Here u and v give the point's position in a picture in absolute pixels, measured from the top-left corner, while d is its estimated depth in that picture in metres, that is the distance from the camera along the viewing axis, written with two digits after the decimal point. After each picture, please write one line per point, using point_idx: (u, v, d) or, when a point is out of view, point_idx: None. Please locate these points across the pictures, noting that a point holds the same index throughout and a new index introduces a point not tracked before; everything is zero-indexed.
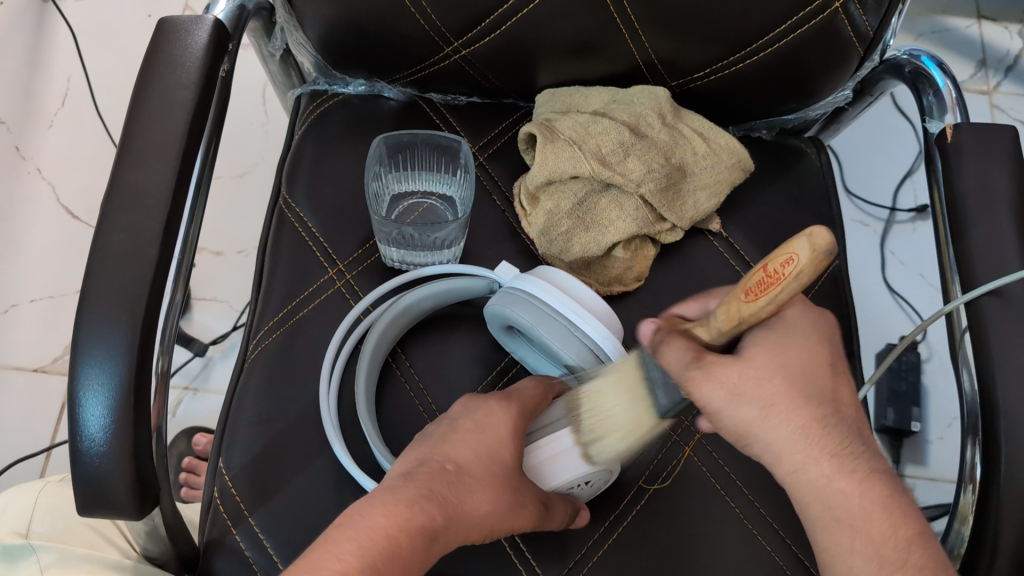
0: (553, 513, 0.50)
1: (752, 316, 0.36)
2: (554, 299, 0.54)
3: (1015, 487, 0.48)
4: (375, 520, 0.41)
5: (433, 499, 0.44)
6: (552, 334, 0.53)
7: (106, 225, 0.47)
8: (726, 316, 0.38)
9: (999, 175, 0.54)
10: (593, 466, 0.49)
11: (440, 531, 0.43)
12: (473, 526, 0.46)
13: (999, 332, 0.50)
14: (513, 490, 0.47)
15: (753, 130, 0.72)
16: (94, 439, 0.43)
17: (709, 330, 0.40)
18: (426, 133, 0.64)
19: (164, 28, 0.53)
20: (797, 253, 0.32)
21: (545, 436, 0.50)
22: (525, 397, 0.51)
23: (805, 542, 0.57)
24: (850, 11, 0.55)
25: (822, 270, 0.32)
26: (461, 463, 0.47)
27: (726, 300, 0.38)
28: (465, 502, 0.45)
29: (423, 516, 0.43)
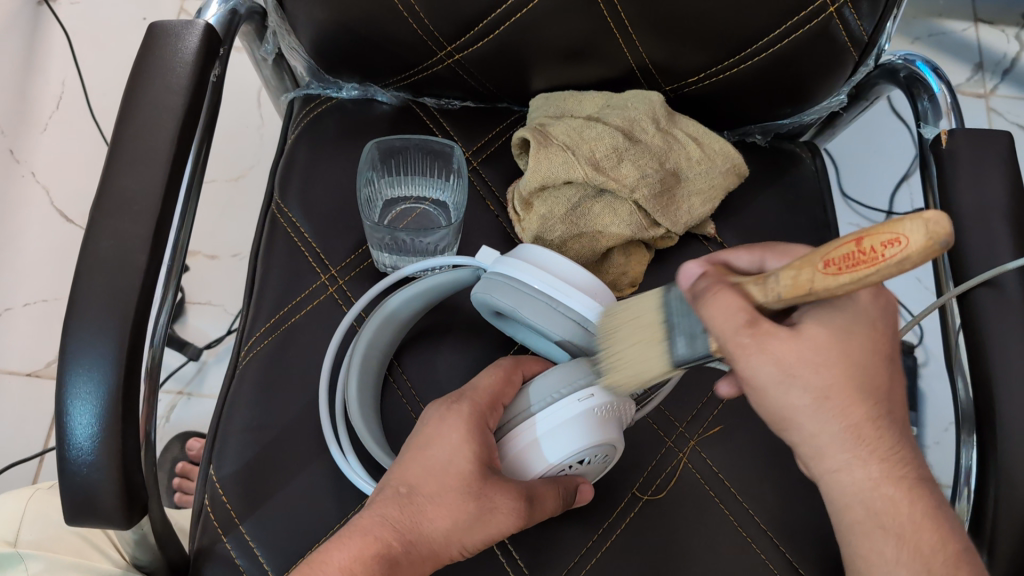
0: (542, 501, 0.48)
1: (825, 289, 0.36)
2: (531, 278, 0.52)
3: (1009, 494, 0.48)
4: (337, 558, 0.44)
5: (388, 527, 0.45)
6: (536, 315, 0.51)
7: (94, 231, 0.47)
8: (792, 282, 0.37)
9: (994, 180, 0.54)
10: (579, 441, 0.47)
11: (399, 556, 0.45)
12: (439, 543, 0.46)
13: (994, 338, 0.50)
14: (475, 500, 0.46)
15: (747, 135, 0.71)
16: (82, 447, 0.43)
17: (765, 290, 0.40)
18: (419, 138, 0.64)
19: (154, 32, 0.53)
20: (907, 235, 0.31)
21: (521, 421, 0.49)
22: (481, 391, 0.49)
23: (799, 550, 0.57)
24: (845, 16, 0.55)
25: (927, 259, 0.31)
26: (414, 483, 0.47)
27: (795, 264, 0.38)
28: (423, 522, 0.46)
29: (374, 546, 0.44)
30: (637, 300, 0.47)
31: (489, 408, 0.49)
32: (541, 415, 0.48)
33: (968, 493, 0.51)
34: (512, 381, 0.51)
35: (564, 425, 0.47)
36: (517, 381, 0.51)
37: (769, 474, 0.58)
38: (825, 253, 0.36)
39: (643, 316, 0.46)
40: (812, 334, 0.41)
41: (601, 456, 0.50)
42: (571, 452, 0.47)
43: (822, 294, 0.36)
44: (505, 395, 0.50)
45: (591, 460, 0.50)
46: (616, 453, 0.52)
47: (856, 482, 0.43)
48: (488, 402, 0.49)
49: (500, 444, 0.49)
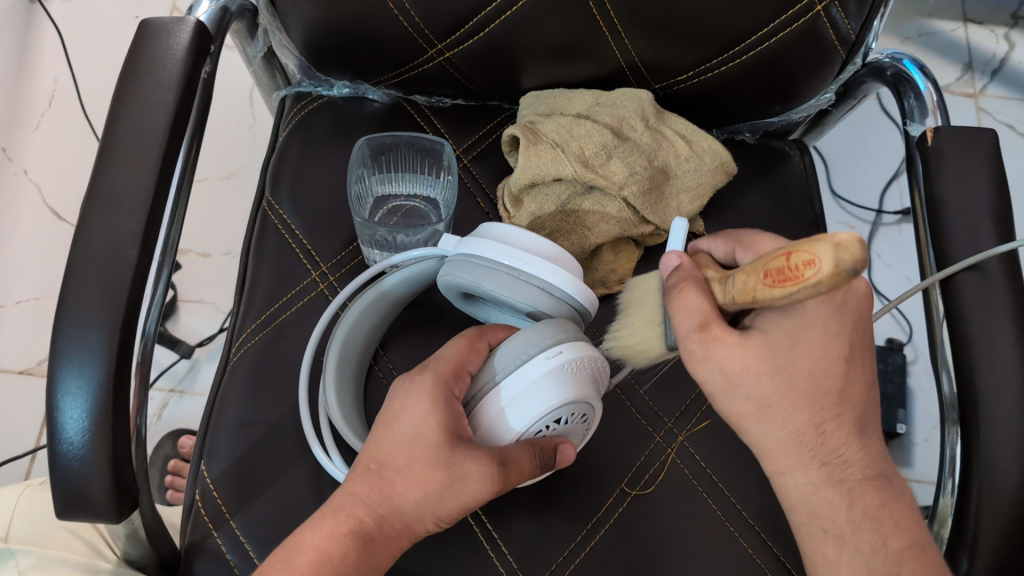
0: (517, 467, 0.47)
1: (764, 300, 0.37)
2: (487, 250, 0.51)
3: (991, 488, 0.48)
4: (317, 541, 0.45)
5: (361, 502, 0.46)
6: (497, 286, 0.51)
7: (85, 226, 0.47)
8: (742, 288, 0.39)
9: (977, 179, 0.54)
10: (552, 397, 0.47)
11: (372, 532, 0.46)
12: (413, 513, 0.47)
13: (977, 334, 0.51)
14: (445, 470, 0.46)
15: (736, 133, 0.72)
16: (73, 441, 0.43)
17: (724, 292, 0.42)
18: (409, 135, 0.64)
19: (145, 30, 0.53)
20: (818, 259, 0.31)
21: (488, 389, 0.48)
22: (444, 361, 0.48)
23: (787, 545, 0.57)
24: (832, 15, 0.55)
25: (842, 284, 0.31)
26: (382, 459, 0.47)
27: (747, 271, 0.39)
28: (393, 496, 0.47)
29: (346, 524, 0.45)
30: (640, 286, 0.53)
31: (454, 377, 0.48)
32: (507, 380, 0.47)
33: (952, 486, 0.51)
34: (477, 348, 0.50)
35: (535, 384, 0.47)
36: (484, 349, 0.50)
37: (756, 469, 0.59)
38: (767, 264, 0.36)
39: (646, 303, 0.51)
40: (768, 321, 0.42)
41: (579, 414, 0.50)
42: (539, 413, 0.47)
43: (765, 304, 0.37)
44: (471, 362, 0.49)
45: (570, 419, 0.50)
46: (593, 410, 0.51)
47: (816, 483, 0.44)
48: (453, 371, 0.48)
49: (470, 415, 0.49)
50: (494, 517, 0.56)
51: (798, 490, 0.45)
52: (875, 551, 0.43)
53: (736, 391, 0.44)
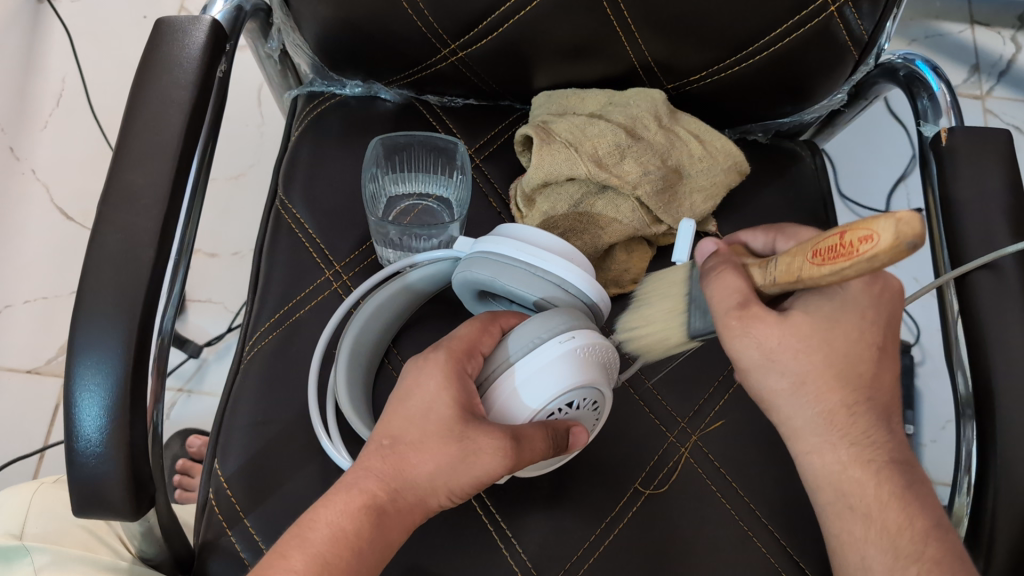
0: (528, 444, 0.46)
1: (811, 279, 0.37)
2: (506, 248, 0.52)
3: (1007, 487, 0.48)
4: (336, 520, 0.44)
5: (373, 476, 0.46)
6: (515, 281, 0.51)
7: (102, 225, 0.47)
8: (786, 268, 0.40)
9: (992, 179, 0.54)
10: (565, 380, 0.47)
11: (386, 505, 0.45)
12: (426, 486, 0.46)
13: (993, 334, 0.51)
14: (457, 442, 0.45)
15: (748, 133, 0.72)
16: (90, 439, 0.43)
17: (764, 276, 0.43)
18: (422, 134, 0.65)
19: (161, 29, 0.53)
20: (876, 234, 0.31)
21: (502, 371, 0.48)
22: (457, 340, 0.48)
23: (800, 544, 0.57)
24: (846, 15, 0.55)
25: (897, 259, 0.32)
26: (397, 434, 0.47)
27: (792, 252, 0.40)
28: (407, 469, 0.46)
29: (360, 499, 0.45)
30: (662, 278, 0.53)
31: (467, 355, 0.48)
32: (522, 361, 0.48)
33: (969, 481, 0.51)
34: (491, 330, 0.50)
35: (550, 367, 0.47)
36: (496, 332, 0.50)
37: (769, 469, 0.59)
38: (816, 244, 0.37)
39: (666, 292, 0.51)
40: (774, 317, 0.42)
41: (591, 402, 0.50)
42: (554, 392, 0.47)
43: (809, 283, 0.38)
44: (484, 343, 0.49)
45: (582, 406, 0.50)
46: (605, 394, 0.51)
47: (844, 462, 0.45)
48: (465, 350, 0.48)
49: (484, 397, 0.48)
50: (509, 516, 0.56)
51: (825, 467, 0.45)
52: (901, 528, 0.44)
53: (771, 366, 0.44)
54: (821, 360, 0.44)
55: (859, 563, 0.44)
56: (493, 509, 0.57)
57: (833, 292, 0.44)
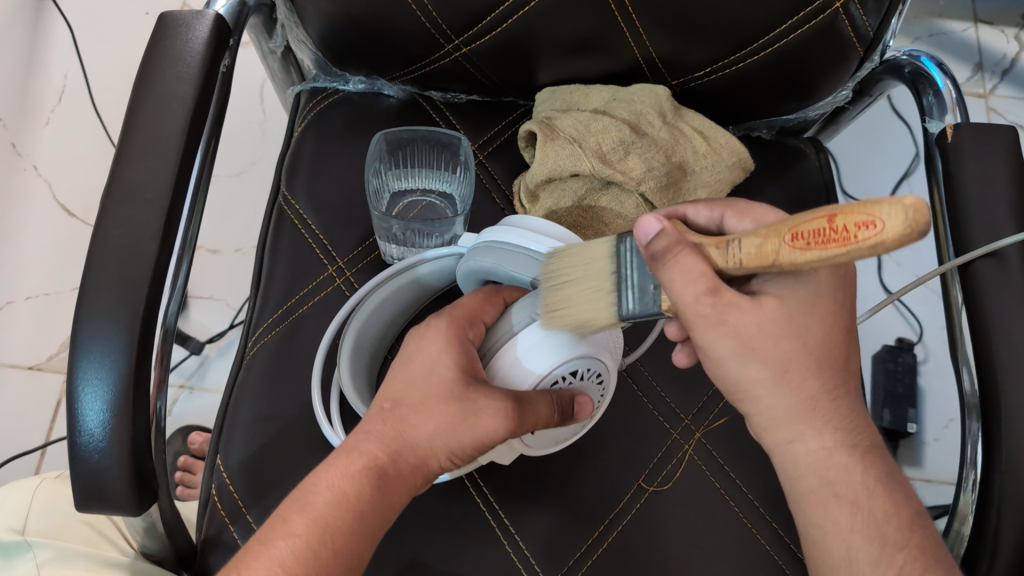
0: (532, 408, 0.46)
1: (789, 264, 0.34)
2: (511, 236, 0.51)
3: (1013, 485, 0.48)
4: (337, 483, 0.44)
5: (373, 439, 0.45)
6: (518, 267, 0.50)
7: (105, 219, 0.47)
8: (757, 251, 0.36)
9: (998, 176, 0.54)
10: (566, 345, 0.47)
11: (387, 466, 0.45)
12: (427, 448, 0.46)
13: (998, 331, 0.50)
14: (458, 403, 0.45)
15: (752, 130, 0.72)
16: (93, 434, 0.43)
17: (726, 257, 0.39)
18: (425, 130, 0.64)
19: (164, 24, 0.53)
20: (882, 220, 0.30)
21: (506, 340, 0.48)
22: (460, 307, 0.49)
23: (803, 541, 0.57)
24: (851, 12, 0.55)
25: (898, 248, 0.31)
26: (398, 397, 0.47)
27: (762, 232, 0.36)
28: (407, 430, 0.46)
29: (361, 461, 0.44)
30: (586, 248, 0.46)
31: (468, 322, 0.48)
32: (526, 330, 0.47)
33: (974, 477, 0.51)
34: (493, 301, 0.50)
35: (550, 333, 0.47)
36: (499, 303, 0.50)
37: (773, 467, 0.59)
38: (794, 225, 0.34)
39: (592, 267, 0.45)
40: (772, 308, 0.42)
41: (596, 373, 0.50)
42: (558, 360, 0.47)
43: (785, 268, 0.35)
44: (486, 312, 0.50)
45: (586, 376, 0.50)
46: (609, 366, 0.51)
47: (829, 448, 0.44)
48: (466, 317, 0.48)
49: (487, 366, 0.48)
50: (512, 513, 0.56)
51: (808, 455, 0.44)
52: (886, 516, 0.44)
53: (750, 354, 0.42)
54: (825, 355, 0.43)
55: (842, 553, 0.44)
56: (496, 506, 0.56)
57: (838, 286, 0.43)
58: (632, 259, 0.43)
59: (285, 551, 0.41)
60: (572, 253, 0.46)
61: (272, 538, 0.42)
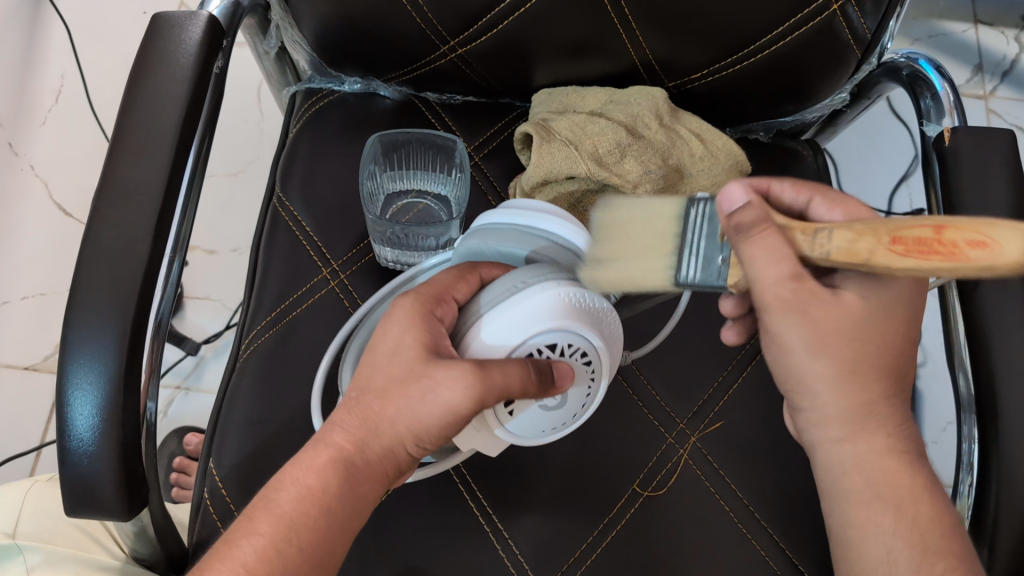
0: (497, 371, 0.43)
1: (880, 265, 0.35)
2: (497, 216, 0.53)
3: (1010, 492, 0.48)
4: (304, 477, 0.43)
5: (341, 429, 0.45)
6: (506, 242, 0.51)
7: (96, 222, 0.47)
8: (847, 246, 0.36)
9: (996, 180, 0.54)
10: (540, 318, 0.45)
11: (354, 458, 0.44)
12: (392, 436, 0.45)
13: (994, 337, 0.50)
14: (418, 384, 0.44)
15: (749, 132, 0.72)
16: (83, 438, 0.43)
17: (814, 246, 0.38)
18: (420, 132, 0.64)
19: (157, 24, 0.52)
20: (999, 243, 0.31)
21: (479, 314, 0.47)
22: (430, 286, 0.48)
23: (799, 546, 0.57)
24: (849, 14, 0.55)
25: (989, 274, 0.32)
26: (363, 384, 0.46)
27: (855, 228, 0.36)
28: (372, 417, 0.45)
29: (327, 453, 0.44)
30: (649, 203, 0.46)
31: (435, 299, 0.47)
32: (501, 302, 0.46)
33: (969, 482, 0.51)
34: (467, 278, 0.49)
35: (522, 305, 0.45)
36: (473, 282, 0.49)
37: (769, 470, 0.59)
38: (892, 229, 0.34)
39: (655, 225, 0.45)
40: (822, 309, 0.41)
41: (581, 353, 0.48)
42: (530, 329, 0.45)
43: (876, 269, 0.35)
44: (459, 290, 0.49)
45: (570, 356, 0.47)
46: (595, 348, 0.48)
47: (879, 451, 0.44)
48: (434, 294, 0.47)
49: (459, 343, 0.47)
50: (505, 516, 0.56)
51: (856, 456, 0.44)
52: (931, 524, 0.44)
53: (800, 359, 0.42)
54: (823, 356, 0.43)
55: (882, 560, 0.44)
56: (490, 510, 0.56)
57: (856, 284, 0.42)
58: (705, 225, 0.43)
59: (248, 552, 0.41)
60: (629, 208, 0.46)
61: (235, 539, 0.42)
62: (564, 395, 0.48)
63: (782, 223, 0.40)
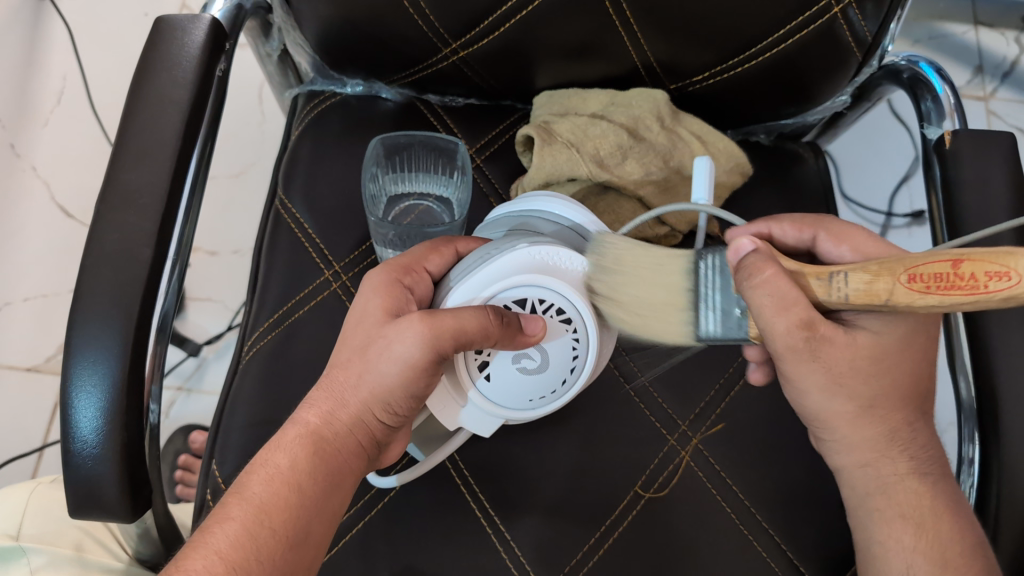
0: (448, 322, 0.45)
1: (904, 302, 0.36)
2: (496, 210, 0.56)
3: (1011, 495, 0.48)
4: (277, 459, 0.47)
5: (313, 406, 0.49)
6: (497, 227, 0.54)
7: (100, 225, 0.47)
8: (865, 288, 0.38)
9: (997, 183, 0.54)
10: (502, 274, 0.47)
11: (324, 433, 0.48)
12: (357, 406, 0.48)
13: (995, 340, 0.50)
14: (374, 353, 0.47)
15: (750, 134, 0.72)
16: (87, 440, 0.43)
17: (830, 290, 0.40)
18: (423, 135, 0.65)
19: (160, 28, 0.52)
20: (1017, 271, 0.33)
21: (458, 273, 0.50)
22: (402, 259, 0.51)
23: (800, 548, 0.57)
24: (850, 17, 0.55)
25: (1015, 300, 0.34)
26: (334, 360, 0.50)
27: (870, 267, 0.38)
28: (339, 390, 0.48)
29: (301, 430, 0.48)
30: (662, 254, 0.47)
31: (405, 270, 0.50)
32: (479, 258, 0.49)
33: (970, 483, 0.51)
34: (441, 250, 0.52)
35: (486, 265, 0.47)
36: (449, 252, 0.52)
37: (770, 472, 0.59)
38: (907, 265, 0.36)
39: (667, 277, 0.47)
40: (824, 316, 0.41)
41: (558, 312, 0.48)
42: (498, 279, 0.47)
43: (897, 307, 0.37)
44: (431, 261, 0.51)
45: (546, 314, 0.48)
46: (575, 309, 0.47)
47: (900, 474, 0.49)
48: (404, 266, 0.51)
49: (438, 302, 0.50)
50: (507, 518, 0.56)
51: (882, 478, 0.49)
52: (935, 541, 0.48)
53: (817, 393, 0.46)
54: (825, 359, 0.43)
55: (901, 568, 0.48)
56: (492, 513, 0.56)
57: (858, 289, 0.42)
58: (716, 279, 0.46)
59: (223, 540, 0.43)
60: (640, 255, 0.48)
61: (211, 526, 0.44)
62: (543, 355, 0.48)
63: (792, 270, 0.42)
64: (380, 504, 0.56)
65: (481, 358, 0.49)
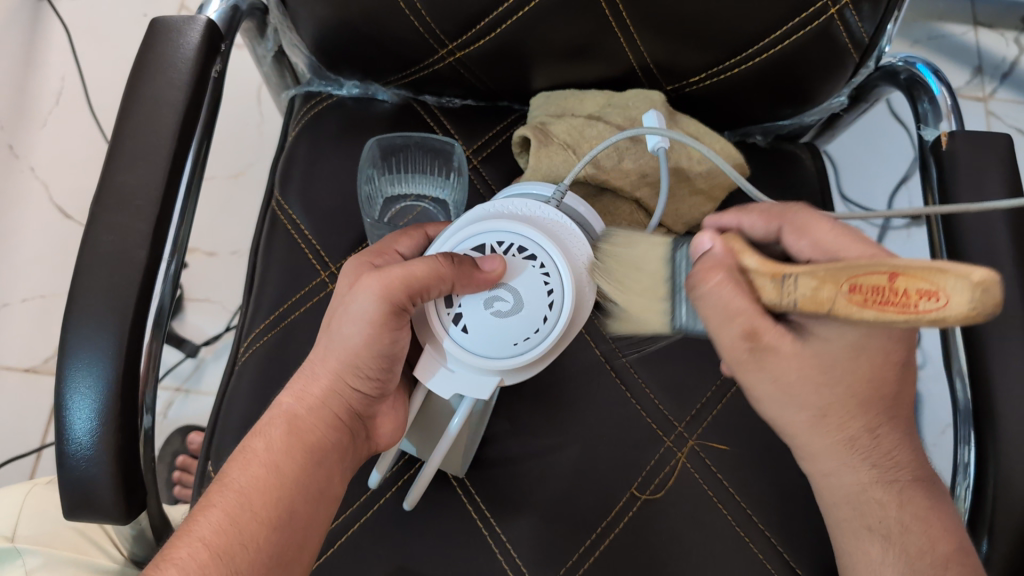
0: (398, 273, 0.47)
1: (842, 314, 0.32)
2: None
3: (1006, 498, 0.48)
4: (256, 441, 0.49)
5: (290, 390, 0.52)
6: None
7: (94, 227, 0.47)
8: (811, 293, 0.34)
9: (994, 185, 0.54)
10: (459, 225, 0.51)
11: (300, 413, 0.50)
12: (329, 381, 0.51)
13: (992, 343, 0.50)
14: (339, 330, 0.50)
15: (748, 135, 0.72)
16: (80, 442, 0.43)
17: (780, 292, 0.37)
18: (419, 135, 0.66)
19: (156, 29, 0.52)
20: (945, 293, 0.28)
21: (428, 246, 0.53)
22: (374, 246, 0.55)
23: (797, 550, 0.57)
24: (846, 18, 0.55)
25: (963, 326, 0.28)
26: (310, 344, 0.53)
27: (817, 273, 0.34)
28: (311, 371, 0.51)
29: (281, 414, 0.50)
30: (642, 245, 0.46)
31: (376, 254, 0.53)
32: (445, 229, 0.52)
33: (966, 486, 0.51)
34: (411, 234, 0.55)
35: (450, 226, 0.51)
36: (420, 236, 0.55)
37: (767, 474, 0.59)
38: (850, 274, 0.32)
39: (648, 269, 0.45)
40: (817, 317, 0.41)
41: (520, 252, 0.49)
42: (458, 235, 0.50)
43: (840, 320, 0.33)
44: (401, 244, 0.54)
45: (508, 254, 0.49)
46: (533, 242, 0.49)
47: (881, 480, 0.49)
48: (376, 250, 0.54)
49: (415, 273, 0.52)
50: (502, 519, 0.56)
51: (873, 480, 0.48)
52: (921, 551, 0.48)
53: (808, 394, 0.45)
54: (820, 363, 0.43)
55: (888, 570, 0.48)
56: (488, 514, 0.56)
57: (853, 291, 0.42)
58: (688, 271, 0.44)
59: (206, 527, 0.44)
60: (623, 256, 0.46)
61: (196, 515, 0.45)
62: (514, 294, 0.48)
63: (750, 264, 0.39)
64: (378, 503, 0.56)
65: (453, 311, 0.49)
